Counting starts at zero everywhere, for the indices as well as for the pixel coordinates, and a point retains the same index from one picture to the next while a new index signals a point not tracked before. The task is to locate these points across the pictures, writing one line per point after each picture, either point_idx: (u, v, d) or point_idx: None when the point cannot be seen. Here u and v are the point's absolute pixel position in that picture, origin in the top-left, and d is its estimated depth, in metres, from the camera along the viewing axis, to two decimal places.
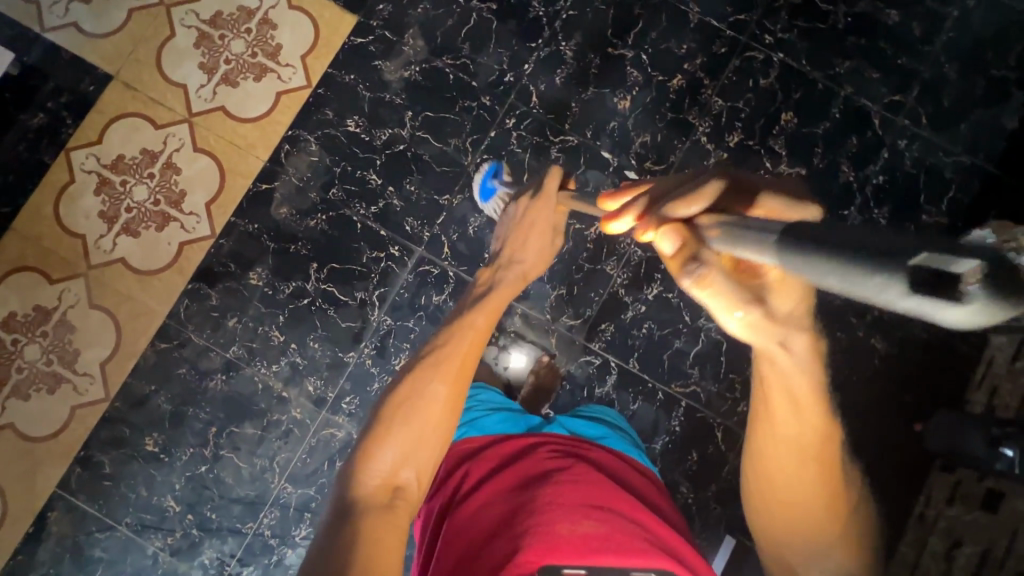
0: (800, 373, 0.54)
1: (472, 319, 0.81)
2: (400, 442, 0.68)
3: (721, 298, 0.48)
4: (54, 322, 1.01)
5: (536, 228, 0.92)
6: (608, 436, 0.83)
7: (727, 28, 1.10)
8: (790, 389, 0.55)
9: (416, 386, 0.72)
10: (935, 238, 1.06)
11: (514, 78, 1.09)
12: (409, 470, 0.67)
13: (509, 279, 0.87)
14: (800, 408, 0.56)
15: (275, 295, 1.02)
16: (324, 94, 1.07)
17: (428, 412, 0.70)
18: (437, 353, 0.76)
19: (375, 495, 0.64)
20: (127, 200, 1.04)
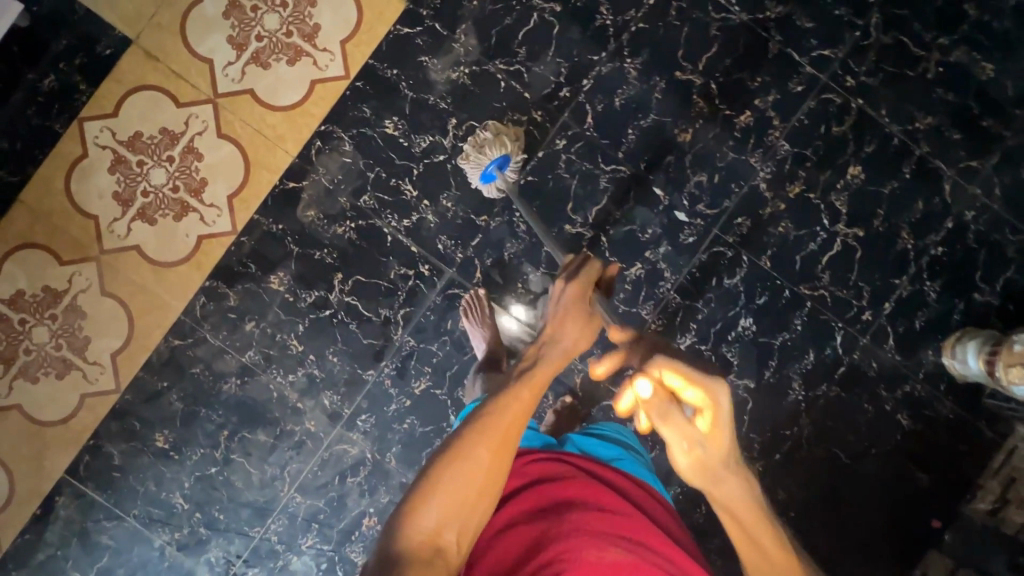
0: (749, 510, 0.60)
1: (518, 386, 0.65)
2: (443, 503, 0.57)
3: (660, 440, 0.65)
4: (63, 306, 0.97)
5: (576, 313, 0.73)
6: (623, 458, 0.78)
7: (807, 63, 1.01)
8: (739, 524, 0.60)
9: (454, 454, 0.59)
10: (982, 319, 1.02)
11: (570, 94, 1.00)
12: (453, 532, 0.56)
13: (560, 347, 0.70)
14: (755, 545, 0.59)
15: (296, 303, 0.98)
16: (363, 88, 0.98)
17: (474, 478, 0.59)
18: (480, 417, 0.62)
19: (413, 562, 0.53)
20: (143, 183, 0.97)
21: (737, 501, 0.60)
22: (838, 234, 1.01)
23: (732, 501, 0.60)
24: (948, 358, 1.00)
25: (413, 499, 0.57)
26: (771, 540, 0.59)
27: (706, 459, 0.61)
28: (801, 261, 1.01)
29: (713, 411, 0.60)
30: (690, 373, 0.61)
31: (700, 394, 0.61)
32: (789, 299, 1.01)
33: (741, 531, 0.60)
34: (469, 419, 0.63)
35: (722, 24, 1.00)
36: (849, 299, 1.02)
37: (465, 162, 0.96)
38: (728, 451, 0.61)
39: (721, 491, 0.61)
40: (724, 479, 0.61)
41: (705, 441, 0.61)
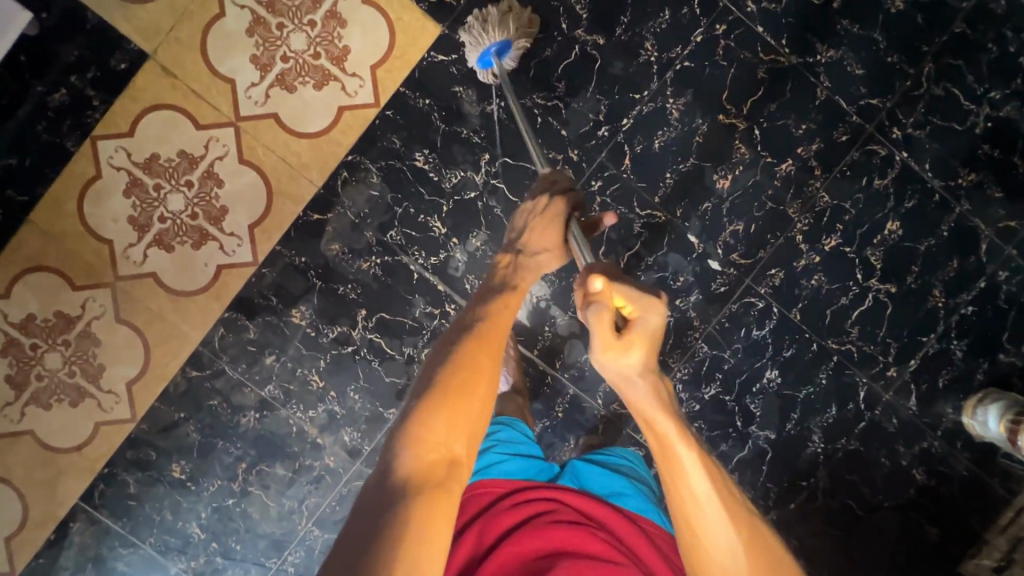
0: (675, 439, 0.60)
1: (503, 296, 0.72)
2: (450, 414, 0.59)
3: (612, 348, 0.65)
4: (76, 332, 0.94)
5: (556, 226, 0.78)
6: (629, 494, 0.75)
7: (854, 111, 0.98)
8: (660, 448, 0.60)
9: (461, 360, 0.63)
10: (1004, 380, 1.02)
11: (609, 133, 0.96)
12: (461, 445, 0.58)
13: (536, 257, 0.78)
14: (681, 476, 0.59)
15: (318, 338, 0.96)
16: (393, 118, 0.94)
17: (478, 383, 0.61)
18: (473, 323, 0.68)
19: (425, 474, 0.55)
20: (160, 208, 0.93)
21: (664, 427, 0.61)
22: (871, 289, 1.00)
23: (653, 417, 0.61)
24: (968, 418, 1.01)
25: (415, 413, 0.59)
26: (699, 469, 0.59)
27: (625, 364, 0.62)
28: (831, 316, 1.00)
29: (649, 329, 0.63)
30: (629, 291, 0.64)
31: (636, 311, 0.64)
32: (816, 352, 1.00)
33: (661, 453, 0.60)
34: (461, 331, 0.67)
35: (770, 66, 0.96)
36: (875, 355, 1.01)
37: (466, 33, 0.90)
38: (651, 368, 0.64)
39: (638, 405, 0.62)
40: (638, 397, 0.63)
41: (631, 346, 0.62)
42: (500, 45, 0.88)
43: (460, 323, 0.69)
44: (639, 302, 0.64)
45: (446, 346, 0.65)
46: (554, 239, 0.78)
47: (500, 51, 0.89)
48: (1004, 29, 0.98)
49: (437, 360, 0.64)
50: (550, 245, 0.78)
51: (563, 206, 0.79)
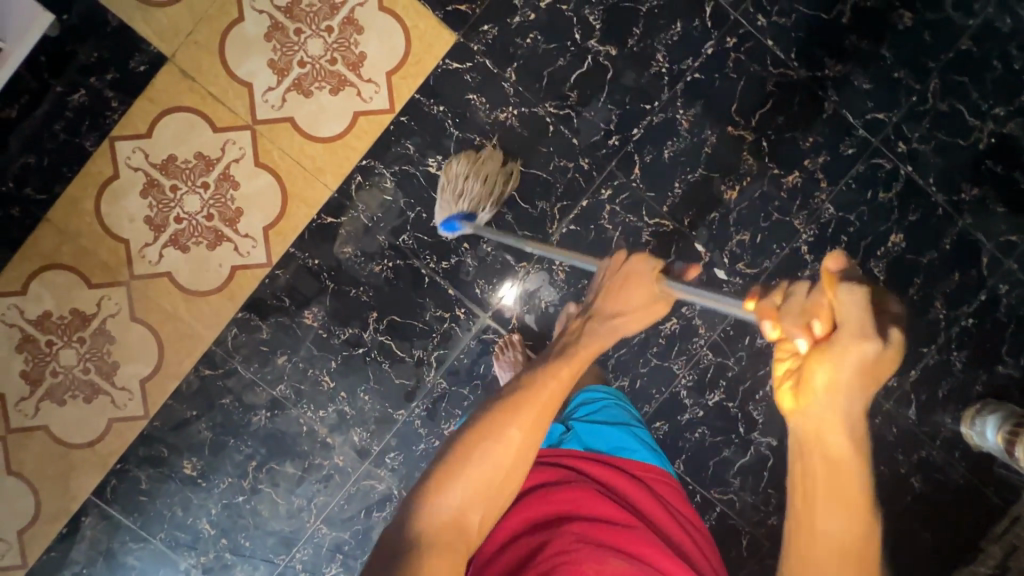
0: (849, 463, 0.48)
1: (558, 364, 0.67)
2: (469, 484, 0.60)
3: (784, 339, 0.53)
4: (92, 330, 0.95)
5: (636, 285, 0.72)
6: (635, 451, 0.78)
7: (860, 125, 0.99)
8: (834, 479, 0.48)
9: (491, 428, 0.62)
10: (1001, 391, 1.04)
11: (619, 143, 0.98)
12: (475, 516, 0.59)
13: (602, 327, 0.71)
14: (841, 503, 0.48)
15: (330, 339, 0.97)
16: (407, 124, 0.95)
17: (504, 457, 0.61)
18: (517, 389, 0.66)
19: (437, 537, 0.57)
20: (177, 209, 0.94)
21: (840, 452, 0.48)
22: None
23: (827, 438, 0.48)
24: (967, 428, 1.03)
25: (438, 479, 0.60)
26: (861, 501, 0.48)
27: (845, 387, 0.48)
28: None
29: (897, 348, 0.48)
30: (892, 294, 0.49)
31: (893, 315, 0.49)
32: None
33: (823, 463, 0.49)
34: (503, 395, 0.65)
35: (779, 80, 0.98)
36: None
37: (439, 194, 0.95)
38: (863, 401, 0.48)
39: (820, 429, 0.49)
40: (833, 422, 0.48)
41: (873, 369, 0.47)
42: (469, 216, 0.93)
43: (504, 389, 0.67)
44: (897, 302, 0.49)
45: (485, 410, 0.65)
46: (643, 295, 0.71)
47: (468, 216, 0.93)
48: (1009, 47, 0.99)
49: (473, 424, 0.64)
50: (626, 307, 0.71)
51: (644, 264, 0.73)
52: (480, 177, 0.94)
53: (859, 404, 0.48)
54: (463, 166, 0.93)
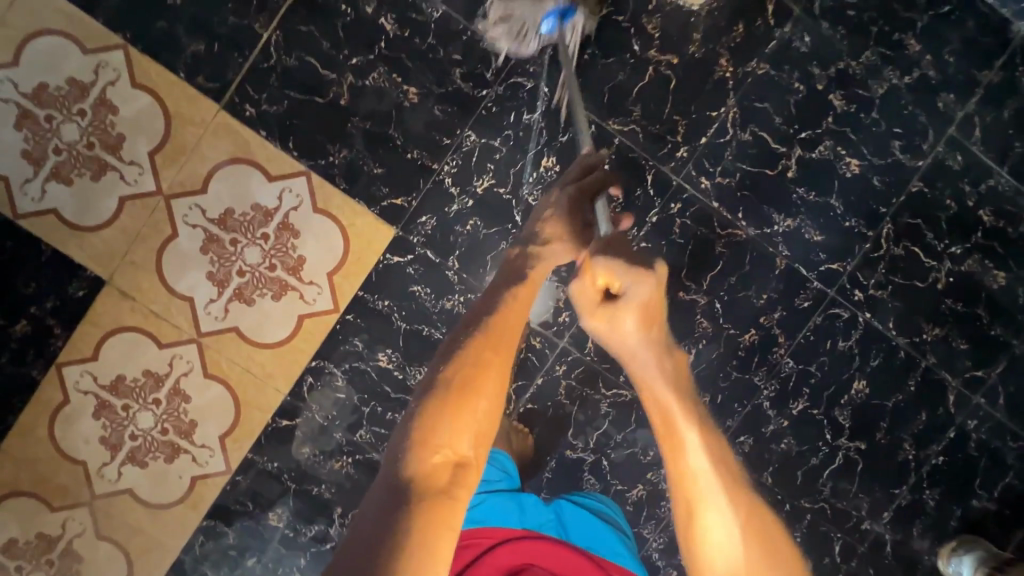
0: (657, 383, 0.64)
1: (513, 289, 0.67)
2: (456, 412, 0.54)
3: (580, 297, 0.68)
4: (58, 551, 0.95)
5: (556, 224, 0.71)
6: (617, 550, 0.75)
7: (815, 277, 0.97)
8: (654, 402, 0.63)
9: (467, 356, 0.58)
10: (978, 523, 1.03)
11: (569, 319, 0.96)
12: (469, 445, 0.54)
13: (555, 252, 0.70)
14: (671, 419, 0.61)
15: (297, 537, 0.97)
16: (353, 321, 0.94)
17: (486, 380, 0.57)
18: (480, 318, 0.63)
19: (432, 474, 0.51)
20: (131, 426, 0.94)
21: (647, 377, 0.64)
22: (841, 448, 1.01)
23: (635, 371, 0.66)
24: (944, 565, 1.01)
25: (426, 412, 0.55)
26: (688, 416, 0.61)
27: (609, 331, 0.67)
28: (803, 476, 1.01)
29: (625, 300, 0.65)
30: (615, 268, 0.64)
31: (620, 284, 0.65)
32: (790, 512, 1.01)
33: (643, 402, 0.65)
34: (469, 324, 0.62)
35: (727, 240, 0.96)
36: (850, 510, 1.02)
37: None
38: (633, 341, 0.65)
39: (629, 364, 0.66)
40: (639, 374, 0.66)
41: (612, 322, 0.66)
42: (564, 7, 0.87)
43: (470, 321, 0.63)
44: (621, 272, 0.65)
45: (452, 343, 0.61)
46: (573, 220, 0.72)
47: (564, 12, 0.87)
48: (961, 184, 0.97)
49: (448, 355, 0.60)
50: (564, 239, 0.71)
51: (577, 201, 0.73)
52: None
53: (634, 341, 0.65)
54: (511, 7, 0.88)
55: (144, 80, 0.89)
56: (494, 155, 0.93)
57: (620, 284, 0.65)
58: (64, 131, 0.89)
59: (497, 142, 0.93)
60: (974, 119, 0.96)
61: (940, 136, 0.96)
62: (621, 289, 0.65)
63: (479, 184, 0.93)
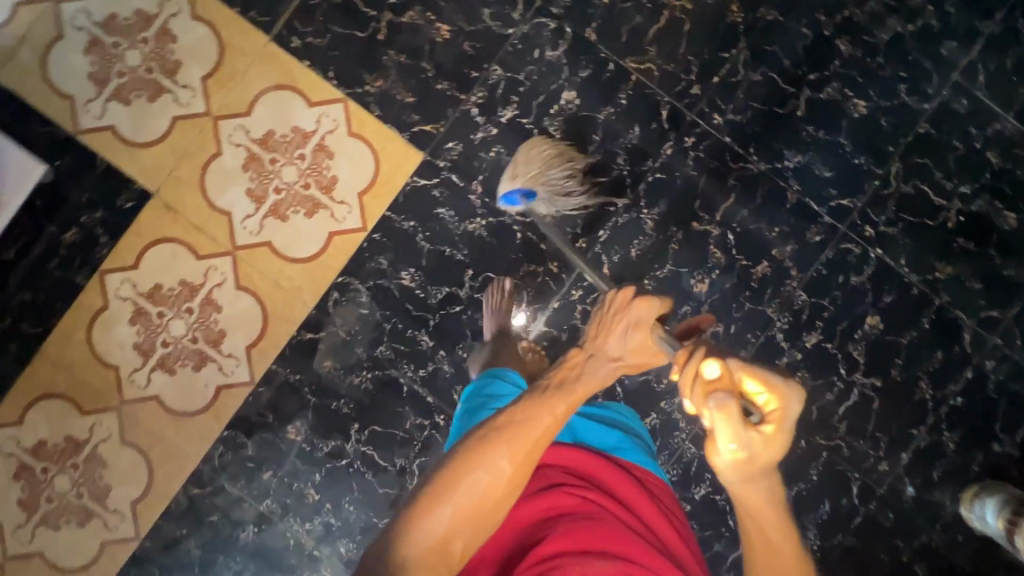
0: (770, 511, 0.58)
1: (554, 404, 0.65)
2: (457, 508, 0.59)
3: (726, 426, 0.54)
4: (84, 455, 0.99)
5: (634, 334, 0.69)
6: (623, 446, 0.77)
7: (825, 213, 1.00)
8: (762, 528, 0.58)
9: (480, 457, 0.61)
10: (1000, 469, 1.01)
11: (587, 245, 1.00)
12: (461, 541, 0.58)
13: (601, 369, 0.69)
14: (774, 547, 0.58)
15: (313, 452, 0.99)
16: (380, 240, 0.99)
17: (490, 489, 0.60)
18: (505, 421, 0.64)
19: (424, 561, 0.56)
20: (163, 334, 0.98)
21: (760, 506, 0.58)
22: (856, 384, 1.01)
23: (749, 504, 0.58)
24: (966, 510, 1.00)
25: (430, 497, 0.59)
26: (785, 534, 0.58)
27: (749, 464, 0.56)
28: (817, 411, 1.01)
29: (778, 428, 0.55)
30: (769, 377, 0.56)
31: (776, 400, 0.56)
32: (804, 449, 1.01)
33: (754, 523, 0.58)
34: (492, 422, 0.65)
35: (739, 174, 1.00)
36: (866, 449, 1.01)
37: (367, 445, 0.99)
38: (762, 468, 0.56)
39: (745, 495, 0.58)
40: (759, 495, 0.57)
41: (757, 450, 0.55)
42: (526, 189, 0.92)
43: (495, 416, 0.65)
44: (777, 385, 0.56)
45: (473, 438, 0.63)
46: (643, 341, 0.69)
47: (527, 194, 0.93)
48: (968, 127, 1.01)
49: (460, 454, 0.63)
50: (628, 355, 0.70)
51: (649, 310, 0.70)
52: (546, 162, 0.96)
53: (762, 468, 0.56)
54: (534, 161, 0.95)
55: (203, 13, 0.98)
56: (518, 89, 0.99)
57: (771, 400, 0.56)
58: (128, 57, 0.98)
59: (522, 77, 0.99)
60: (978, 65, 1.00)
61: (946, 81, 1.00)
62: (768, 410, 0.56)
63: (503, 114, 0.99)
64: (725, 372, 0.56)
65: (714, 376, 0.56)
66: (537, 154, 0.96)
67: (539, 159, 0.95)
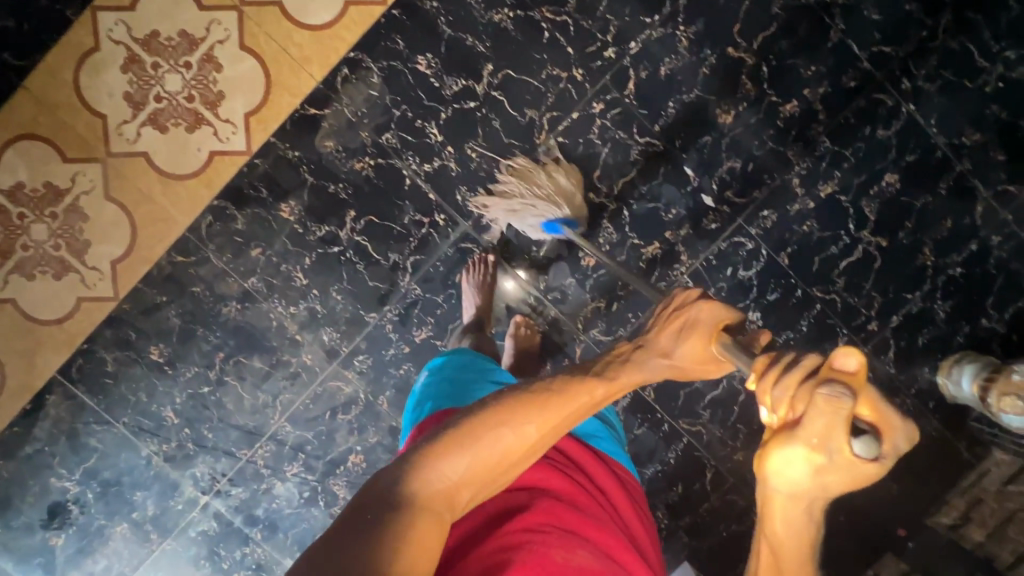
0: (801, 547, 0.44)
1: (593, 379, 0.56)
2: (473, 466, 0.51)
3: (822, 438, 0.41)
4: (64, 205, 0.94)
5: (696, 333, 0.56)
6: (603, 433, 0.80)
7: (864, 58, 0.97)
8: (784, 553, 0.45)
9: (507, 420, 0.52)
10: (984, 344, 1.03)
11: (615, 56, 0.95)
12: (469, 494, 0.52)
13: (655, 372, 0.57)
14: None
15: (305, 235, 0.96)
16: (399, 18, 0.93)
17: (510, 458, 0.52)
18: (537, 389, 0.54)
19: (427, 508, 0.49)
20: (158, 88, 0.93)
21: (795, 536, 0.44)
22: (861, 241, 1.00)
23: (779, 521, 0.45)
24: (942, 377, 1.01)
25: (450, 438, 0.51)
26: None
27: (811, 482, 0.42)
28: (819, 263, 1.01)
29: (881, 469, 0.42)
30: (893, 411, 0.42)
31: (883, 427, 0.42)
32: (799, 299, 1.01)
33: (769, 542, 0.46)
34: (525, 387, 0.55)
35: (784, 3, 0.96)
36: (859, 307, 1.02)
37: (362, 237, 0.96)
38: (822, 496, 0.43)
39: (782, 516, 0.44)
40: (792, 512, 0.44)
41: (842, 468, 0.42)
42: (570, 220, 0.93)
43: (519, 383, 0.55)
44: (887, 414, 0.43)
45: (501, 396, 0.54)
46: (698, 348, 0.56)
47: (569, 223, 0.93)
48: None
49: (480, 409, 0.53)
50: (685, 365, 0.57)
51: (712, 311, 0.57)
52: (562, 188, 0.94)
53: (824, 496, 0.43)
54: (557, 184, 0.94)
55: None
56: None
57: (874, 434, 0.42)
58: None
59: None
60: None
61: None
62: (872, 446, 0.42)
63: None
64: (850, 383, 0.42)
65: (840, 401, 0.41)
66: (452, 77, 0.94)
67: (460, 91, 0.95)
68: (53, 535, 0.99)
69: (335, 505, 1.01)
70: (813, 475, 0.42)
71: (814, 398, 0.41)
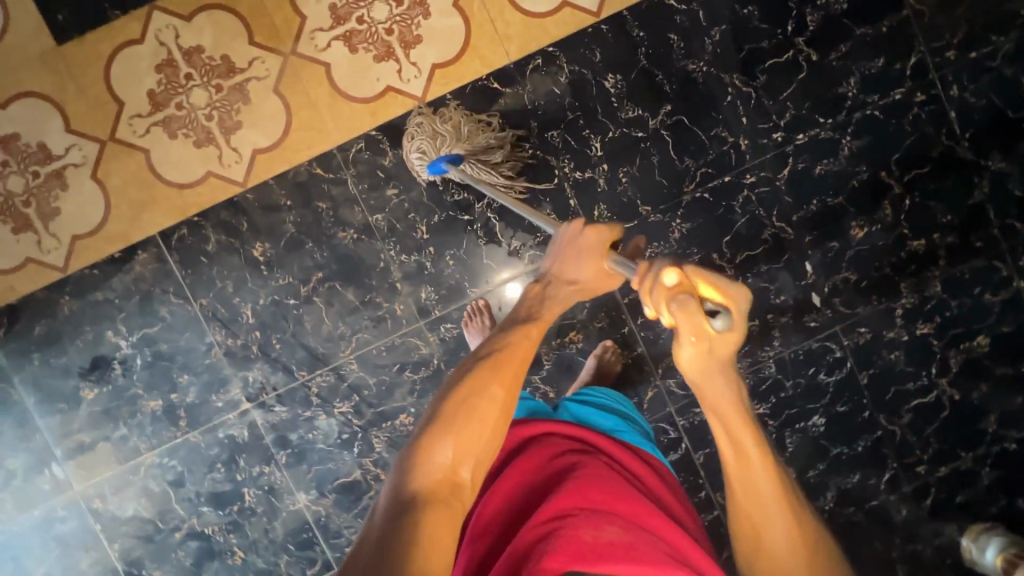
0: (735, 403, 0.61)
1: (529, 326, 0.68)
2: (458, 440, 0.58)
3: (690, 326, 0.57)
4: (232, 82, 0.95)
5: (589, 259, 0.71)
6: (624, 428, 0.79)
7: (996, 225, 1.03)
8: (724, 422, 0.61)
9: (469, 388, 0.61)
10: (1014, 522, 1.06)
11: (781, 141, 1.00)
12: (467, 470, 0.58)
13: (567, 293, 0.72)
14: (744, 454, 0.61)
15: (443, 194, 0.98)
16: (604, 33, 0.97)
17: (487, 418, 0.60)
18: (489, 350, 0.66)
19: (432, 494, 0.55)
20: (364, 11, 0.95)
21: (724, 406, 0.61)
22: (937, 387, 1.05)
23: (711, 392, 0.61)
24: (967, 540, 1.05)
25: (431, 431, 0.59)
26: (755, 447, 0.61)
27: (702, 358, 0.58)
28: (893, 394, 1.04)
29: (736, 328, 0.58)
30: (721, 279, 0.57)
31: (724, 298, 0.57)
32: (865, 420, 1.05)
33: (714, 411, 0.62)
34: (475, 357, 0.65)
35: (944, 151, 1.02)
36: (914, 447, 1.05)
37: (495, 217, 0.98)
38: (720, 363, 0.59)
39: (704, 395, 0.61)
40: (717, 383, 0.60)
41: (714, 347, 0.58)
42: (452, 156, 0.91)
43: (474, 354, 0.66)
44: (724, 284, 0.58)
45: (461, 372, 0.64)
46: (596, 268, 0.71)
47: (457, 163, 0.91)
48: None
49: (448, 390, 0.63)
50: (592, 282, 0.72)
51: (598, 236, 0.71)
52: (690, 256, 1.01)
53: (722, 362, 0.59)
54: (436, 127, 0.92)
55: None
56: None
57: (723, 308, 0.57)
58: None
59: None
60: None
61: None
62: (723, 318, 0.57)
63: None
64: (678, 281, 0.57)
65: (675, 294, 0.57)
66: (635, 101, 0.98)
67: (638, 118, 0.99)
68: (86, 386, 0.97)
69: (368, 457, 1.00)
70: (701, 353, 0.58)
71: (666, 307, 0.57)
